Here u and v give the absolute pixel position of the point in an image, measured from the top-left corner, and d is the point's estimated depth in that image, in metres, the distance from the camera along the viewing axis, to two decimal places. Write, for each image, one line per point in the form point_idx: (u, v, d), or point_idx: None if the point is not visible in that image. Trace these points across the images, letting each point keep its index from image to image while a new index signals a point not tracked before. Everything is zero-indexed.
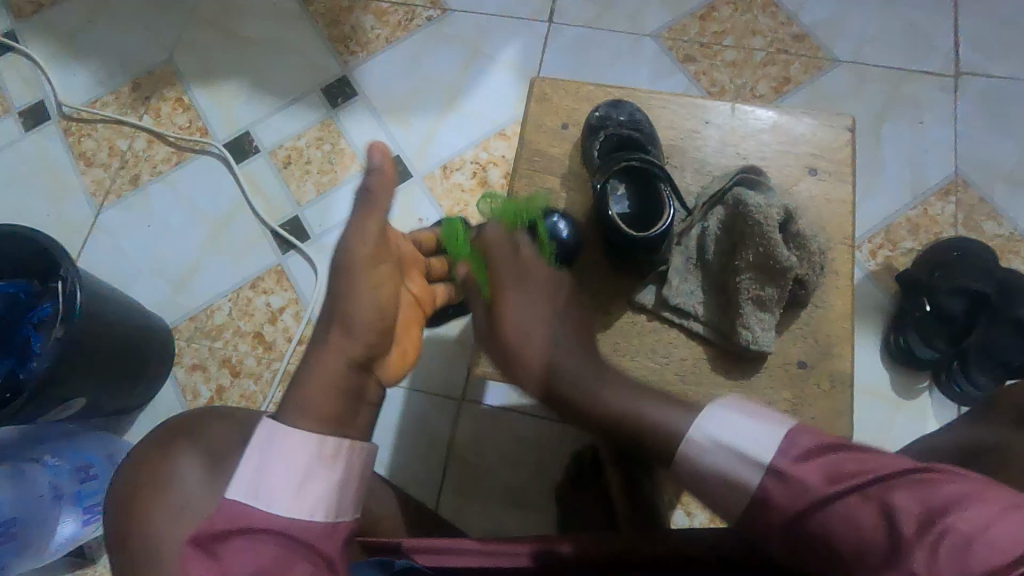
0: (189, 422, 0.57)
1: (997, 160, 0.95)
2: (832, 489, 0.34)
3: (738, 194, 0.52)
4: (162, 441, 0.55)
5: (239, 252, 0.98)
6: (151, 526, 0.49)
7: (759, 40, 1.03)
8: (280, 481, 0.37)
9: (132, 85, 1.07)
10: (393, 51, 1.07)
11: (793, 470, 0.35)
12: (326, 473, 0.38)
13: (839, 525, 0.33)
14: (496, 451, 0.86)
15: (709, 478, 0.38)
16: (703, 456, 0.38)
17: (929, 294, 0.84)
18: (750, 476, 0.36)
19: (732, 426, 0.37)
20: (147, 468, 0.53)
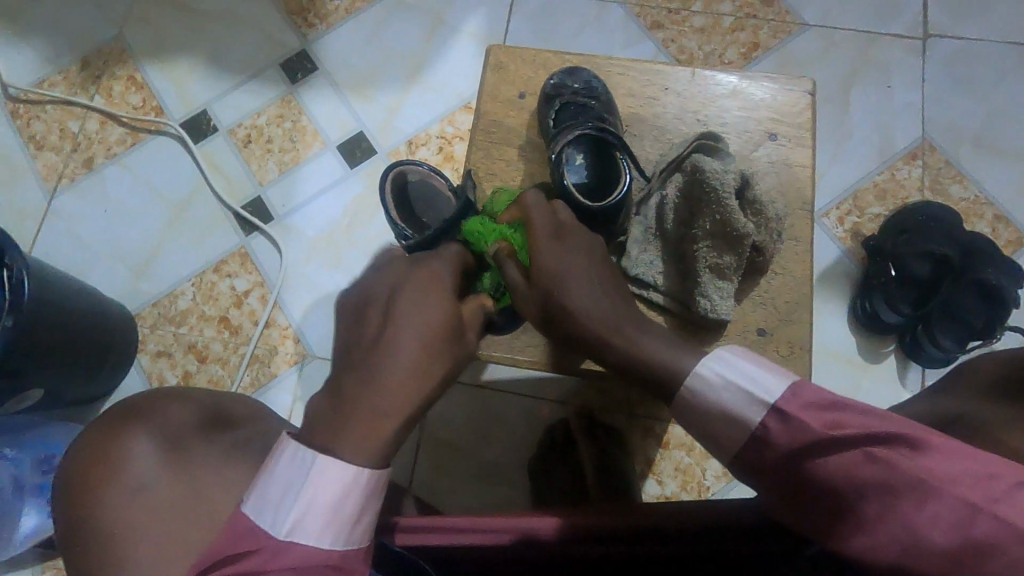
0: (139, 402, 0.55)
1: (964, 123, 0.95)
2: (832, 436, 0.33)
3: (695, 159, 0.51)
4: (111, 426, 0.53)
5: (201, 234, 0.96)
6: (110, 512, 0.49)
7: (728, 5, 1.01)
8: (305, 513, 0.35)
9: (81, 64, 1.03)
10: (353, 23, 1.03)
11: (797, 413, 0.35)
12: (358, 504, 0.36)
13: (827, 469, 0.33)
14: (470, 427, 0.86)
15: (713, 413, 0.38)
16: (711, 392, 0.39)
17: (895, 260, 0.84)
18: (753, 414, 0.36)
19: (738, 370, 0.38)
20: (97, 454, 0.51)
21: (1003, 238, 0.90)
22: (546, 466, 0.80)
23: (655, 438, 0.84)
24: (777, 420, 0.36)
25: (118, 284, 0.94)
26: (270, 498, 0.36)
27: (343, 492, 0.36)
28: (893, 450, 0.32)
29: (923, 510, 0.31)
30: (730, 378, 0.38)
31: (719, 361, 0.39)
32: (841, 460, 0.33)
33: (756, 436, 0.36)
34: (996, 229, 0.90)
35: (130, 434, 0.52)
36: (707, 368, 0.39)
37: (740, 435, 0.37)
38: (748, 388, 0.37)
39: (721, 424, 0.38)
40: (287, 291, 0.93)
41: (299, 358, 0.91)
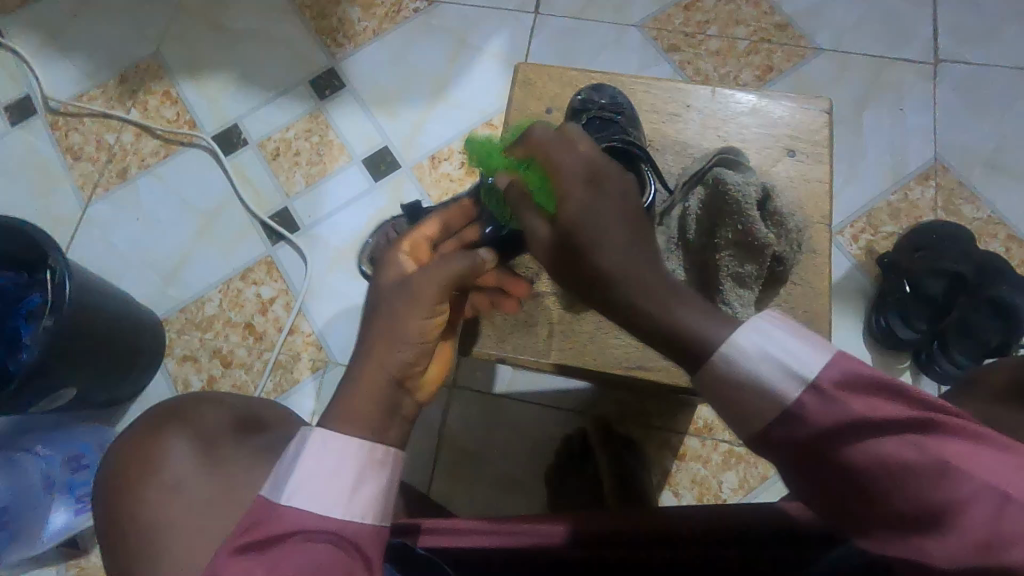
0: (177, 404, 0.57)
1: (976, 144, 0.97)
2: (871, 418, 0.33)
3: (717, 172, 0.54)
4: (150, 425, 0.55)
5: (229, 243, 0.99)
6: (146, 507, 0.50)
7: (742, 30, 1.05)
8: (325, 480, 0.37)
9: (120, 79, 1.07)
10: (380, 43, 1.07)
11: (836, 390, 0.35)
12: (373, 478, 0.39)
13: (866, 453, 0.33)
14: (488, 435, 0.87)
15: (743, 384, 0.37)
16: (744, 363, 0.37)
17: (909, 276, 0.85)
18: (791, 388, 0.35)
19: (778, 338, 0.36)
20: (136, 451, 0.53)
21: (1017, 257, 0.91)
22: (564, 476, 0.81)
23: (672, 450, 0.84)
24: (818, 400, 0.35)
25: (146, 291, 0.97)
26: (281, 476, 0.38)
27: (357, 463, 0.38)
28: (930, 436, 0.33)
29: (957, 490, 0.31)
30: (768, 348, 0.37)
31: (756, 330, 0.37)
32: (882, 443, 0.33)
33: (793, 413, 0.35)
34: (1009, 248, 0.92)
35: (168, 433, 0.54)
36: (744, 338, 0.37)
37: (771, 412, 0.36)
38: (783, 362, 0.36)
39: (750, 394, 0.37)
40: (310, 298, 0.95)
41: (322, 364, 0.92)
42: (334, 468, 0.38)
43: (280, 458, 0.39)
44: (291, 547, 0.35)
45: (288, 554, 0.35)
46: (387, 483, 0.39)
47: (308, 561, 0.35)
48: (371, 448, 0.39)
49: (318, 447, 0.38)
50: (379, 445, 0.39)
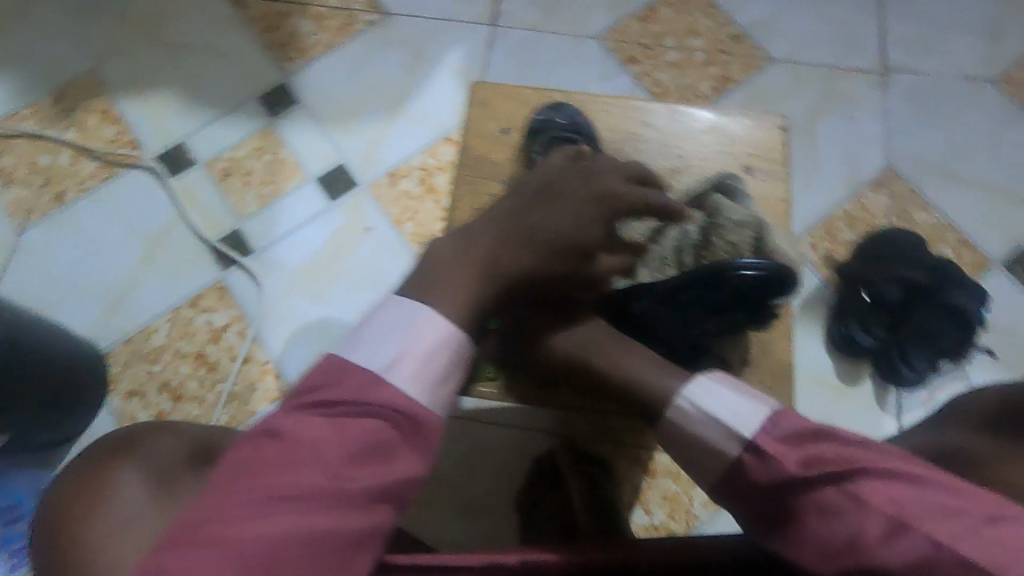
0: (122, 443, 0.52)
1: (926, 151, 0.99)
2: (805, 472, 0.35)
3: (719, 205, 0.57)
4: (99, 458, 0.51)
5: (177, 268, 0.94)
6: (88, 555, 0.45)
7: (698, 41, 1.05)
8: (403, 355, 0.39)
9: (54, 97, 1.01)
10: (334, 57, 1.04)
11: (770, 448, 0.38)
12: (448, 363, 0.41)
13: (815, 505, 0.34)
14: (457, 460, 0.85)
15: (692, 443, 0.42)
16: (690, 424, 0.43)
17: (866, 284, 0.87)
18: (729, 448, 0.39)
19: (715, 395, 0.42)
20: (79, 495, 0.48)
21: (967, 261, 0.93)
22: (532, 499, 0.80)
23: (642, 466, 0.84)
24: (753, 456, 0.38)
25: (87, 322, 0.91)
26: (366, 341, 0.40)
27: (429, 345, 0.40)
28: (870, 486, 0.33)
29: (890, 540, 0.31)
30: (714, 399, 0.42)
31: (698, 391, 0.43)
32: (821, 495, 0.34)
33: (739, 462, 0.39)
34: (960, 253, 0.94)
35: (114, 474, 0.49)
36: (694, 393, 0.43)
37: (721, 467, 0.40)
38: (722, 422, 0.41)
39: (698, 451, 0.42)
40: (266, 324, 0.91)
41: (279, 393, 0.88)
42: (413, 342, 0.40)
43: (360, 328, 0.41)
44: (350, 413, 0.36)
45: (346, 416, 0.36)
46: (454, 380, 0.41)
47: (355, 441, 0.35)
48: (453, 335, 0.41)
49: (411, 326, 0.41)
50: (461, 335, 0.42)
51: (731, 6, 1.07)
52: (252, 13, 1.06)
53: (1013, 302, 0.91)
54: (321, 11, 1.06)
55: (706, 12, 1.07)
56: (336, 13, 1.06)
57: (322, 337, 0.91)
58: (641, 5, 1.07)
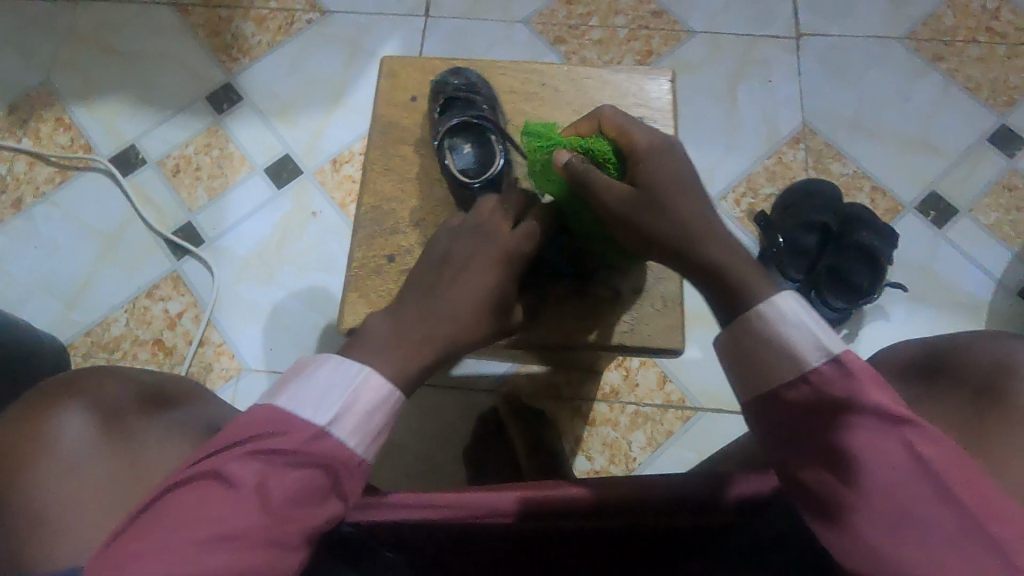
0: (70, 385, 0.57)
1: (839, 108, 1.05)
2: (875, 407, 0.36)
3: None
4: (47, 398, 0.55)
5: (132, 262, 0.98)
6: (38, 482, 0.50)
7: (621, 19, 1.11)
8: (345, 408, 0.40)
9: (8, 109, 1.06)
10: (276, 55, 1.09)
11: (853, 373, 0.38)
12: (387, 414, 0.42)
13: (864, 446, 0.36)
14: (405, 422, 0.89)
15: (764, 342, 0.41)
16: (778, 325, 0.41)
17: (781, 230, 0.92)
18: (812, 357, 0.39)
19: (809, 313, 0.40)
20: (28, 431, 0.53)
21: (881, 207, 0.99)
22: (479, 454, 0.84)
23: (582, 416, 0.88)
24: (834, 371, 0.38)
25: (48, 318, 0.95)
26: (311, 395, 0.40)
27: (374, 397, 0.42)
28: (926, 442, 0.35)
29: (917, 490, 0.34)
30: (800, 317, 0.40)
31: (792, 301, 0.41)
32: (875, 438, 0.36)
33: (811, 379, 0.38)
34: (874, 199, 0.99)
35: (61, 411, 0.54)
36: (787, 303, 0.41)
37: (791, 374, 0.39)
38: (798, 341, 0.40)
39: (772, 354, 0.40)
40: (220, 309, 0.96)
41: (235, 372, 0.92)
42: (353, 390, 0.41)
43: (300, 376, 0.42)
44: (284, 465, 0.37)
45: (285, 465, 0.37)
46: (389, 431, 0.42)
47: (297, 487, 0.37)
48: (392, 393, 0.43)
49: (356, 380, 0.42)
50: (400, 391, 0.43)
51: None
52: (195, 18, 1.11)
53: (924, 243, 0.97)
54: (262, 13, 1.12)
55: None
56: (276, 14, 1.12)
57: (273, 317, 0.95)
58: None
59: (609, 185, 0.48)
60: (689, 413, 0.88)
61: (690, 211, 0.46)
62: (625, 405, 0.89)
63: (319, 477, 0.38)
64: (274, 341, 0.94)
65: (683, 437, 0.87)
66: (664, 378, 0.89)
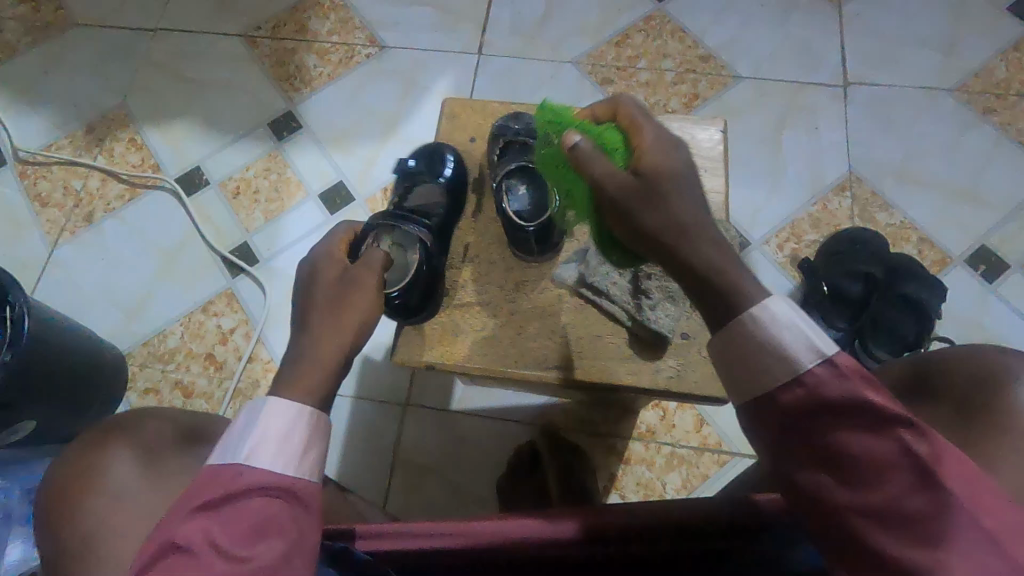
0: (121, 420, 0.60)
1: (886, 157, 1.05)
2: (873, 410, 0.36)
3: None
4: (95, 435, 0.58)
5: (190, 278, 1.03)
6: (87, 513, 0.53)
7: (669, 62, 1.14)
8: (271, 442, 0.41)
9: (87, 129, 1.13)
10: (335, 86, 1.15)
11: (850, 376, 0.37)
12: (307, 434, 0.43)
13: (864, 451, 0.36)
14: (440, 449, 0.90)
15: (760, 347, 0.40)
16: (772, 329, 0.40)
17: (826, 278, 0.92)
18: (806, 360, 0.38)
19: (801, 313, 0.40)
20: (80, 462, 0.56)
21: (929, 258, 0.98)
22: (512, 485, 0.85)
23: (617, 455, 0.88)
24: (828, 373, 0.37)
25: (109, 329, 1.00)
26: (229, 440, 0.42)
27: (298, 426, 0.43)
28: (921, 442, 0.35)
29: (916, 490, 0.34)
30: (792, 319, 0.39)
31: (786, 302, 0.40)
32: (874, 441, 0.36)
33: (805, 382, 0.38)
34: (922, 250, 0.99)
35: (110, 443, 0.57)
36: (778, 305, 0.40)
37: (786, 377, 0.39)
38: (793, 347, 0.39)
39: (769, 359, 0.39)
40: (270, 327, 0.99)
41: None
42: (268, 425, 0.42)
43: (229, 431, 0.43)
44: (236, 510, 0.38)
45: (234, 510, 0.38)
46: (318, 446, 0.43)
47: (248, 521, 0.37)
48: (302, 412, 0.43)
49: (264, 410, 0.43)
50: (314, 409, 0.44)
51: (699, 30, 1.15)
52: (262, 50, 1.18)
53: (973, 297, 0.96)
54: (325, 47, 1.18)
55: (675, 35, 1.15)
56: (337, 48, 1.17)
57: None
58: (615, 32, 1.16)
59: (609, 168, 0.44)
60: (726, 458, 0.88)
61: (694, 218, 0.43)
62: (661, 446, 0.89)
63: (262, 503, 0.38)
64: None
65: (719, 482, 0.87)
66: (702, 420, 0.89)
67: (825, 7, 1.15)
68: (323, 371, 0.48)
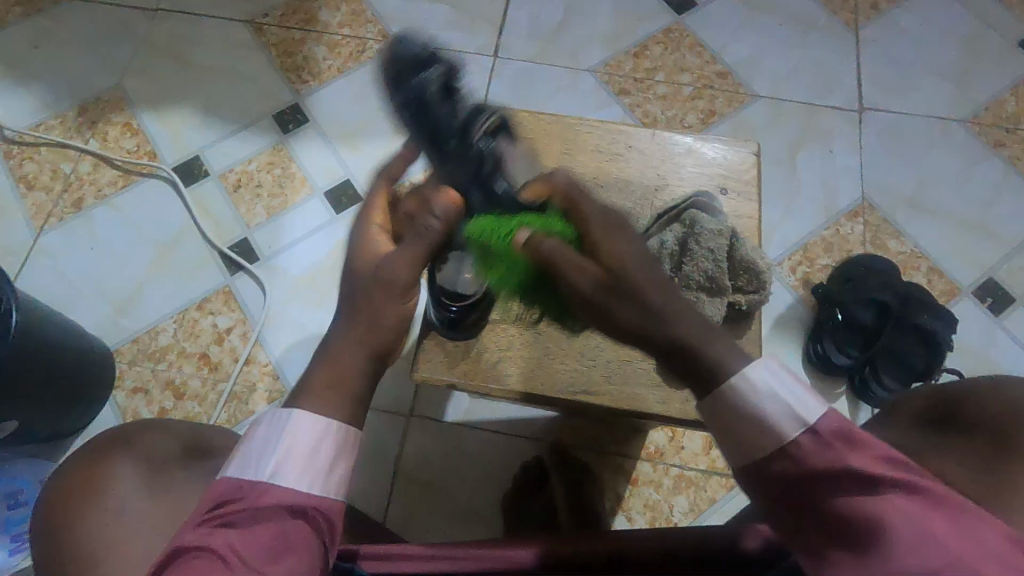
0: (121, 433, 0.56)
1: (898, 184, 1.05)
2: (856, 471, 0.36)
3: (695, 217, 0.59)
4: (95, 452, 0.54)
5: (185, 273, 0.99)
6: (85, 535, 0.50)
7: (686, 76, 1.12)
8: (292, 458, 0.39)
9: (79, 110, 1.08)
10: (345, 80, 1.11)
11: (831, 440, 0.37)
12: (331, 448, 0.41)
13: (856, 512, 0.35)
14: (443, 462, 0.88)
15: (743, 418, 0.39)
16: (753, 400, 0.39)
17: (840, 304, 0.92)
18: (790, 430, 0.38)
19: (782, 382, 0.39)
20: (77, 481, 0.52)
21: (938, 288, 0.98)
22: (518, 505, 0.82)
23: (625, 475, 0.87)
24: (811, 441, 0.37)
25: (97, 323, 0.96)
26: (251, 453, 0.40)
27: (322, 440, 0.40)
28: (908, 497, 0.35)
29: (913, 545, 0.33)
30: (773, 389, 0.39)
31: (767, 373, 0.39)
32: (866, 502, 0.35)
33: (791, 453, 0.38)
34: (931, 280, 0.99)
35: (108, 461, 0.53)
36: (757, 374, 0.39)
37: (772, 446, 0.38)
38: (776, 417, 0.38)
39: (757, 430, 0.39)
40: (268, 328, 0.96)
41: (278, 395, 0.92)
42: (289, 440, 0.40)
43: (248, 439, 0.41)
44: (251, 526, 0.37)
45: (250, 527, 0.37)
46: (346, 460, 0.41)
47: (265, 538, 0.36)
48: (327, 425, 0.41)
49: (290, 424, 0.40)
50: (338, 420, 0.41)
51: (718, 46, 1.14)
52: (269, 38, 1.13)
53: (979, 329, 0.96)
54: (335, 39, 1.14)
55: (694, 50, 1.14)
56: (348, 41, 1.13)
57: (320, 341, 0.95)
58: (634, 42, 1.15)
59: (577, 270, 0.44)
60: (734, 482, 0.87)
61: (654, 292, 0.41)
62: (668, 467, 0.87)
63: (286, 526, 0.37)
64: None
65: (726, 506, 0.86)
66: (710, 442, 0.88)
67: (843, 30, 1.15)
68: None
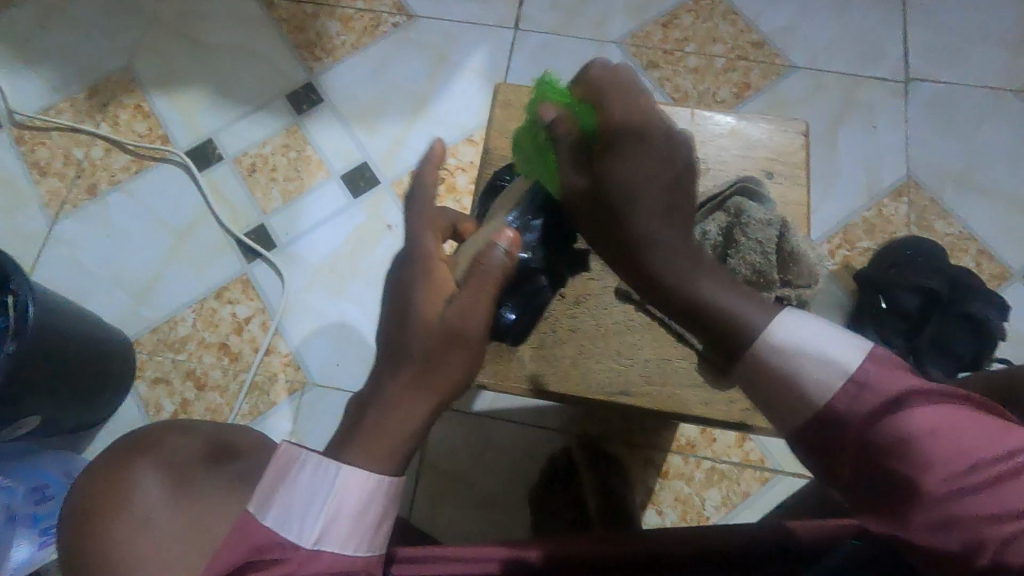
0: (146, 435, 0.55)
1: (946, 161, 0.99)
2: (904, 397, 0.32)
3: (741, 204, 0.55)
4: (121, 456, 0.53)
5: (203, 261, 0.96)
6: (113, 542, 0.48)
7: (719, 47, 1.06)
8: (337, 520, 0.40)
9: (89, 92, 1.04)
10: (359, 57, 1.06)
11: (871, 374, 0.33)
12: (378, 509, 0.41)
13: (926, 442, 0.30)
14: (469, 455, 0.86)
15: (778, 374, 0.34)
16: (780, 352, 0.35)
17: (885, 291, 0.87)
18: (830, 376, 0.33)
19: (812, 332, 0.35)
20: (103, 484, 0.51)
21: (987, 272, 0.93)
22: (548, 499, 0.81)
23: (655, 468, 0.84)
24: (851, 387, 0.33)
25: (116, 312, 0.94)
26: (293, 508, 0.40)
27: (367, 501, 0.40)
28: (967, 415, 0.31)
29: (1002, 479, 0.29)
30: (807, 338, 0.34)
31: (790, 323, 0.35)
32: (928, 422, 0.31)
33: (836, 403, 0.33)
34: (980, 263, 0.94)
35: (134, 465, 0.52)
36: (783, 327, 0.35)
37: (814, 395, 0.33)
38: (824, 349, 0.34)
39: (797, 381, 0.34)
40: (288, 317, 0.94)
41: (299, 385, 0.91)
42: (335, 501, 0.40)
43: (292, 484, 0.40)
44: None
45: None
46: (390, 513, 0.42)
47: None
48: (375, 485, 0.41)
49: (338, 484, 0.40)
50: (386, 479, 0.41)
51: (753, 14, 1.07)
52: (280, 13, 1.08)
53: None
54: (348, 12, 1.08)
55: (727, 18, 1.07)
56: (361, 14, 1.08)
57: (342, 330, 0.93)
58: (663, 11, 1.08)
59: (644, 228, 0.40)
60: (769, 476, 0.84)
61: (654, 224, 0.40)
62: (700, 460, 0.85)
63: None
64: (342, 356, 0.92)
65: (760, 500, 0.83)
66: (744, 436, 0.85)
67: None
68: (395, 439, 0.42)
